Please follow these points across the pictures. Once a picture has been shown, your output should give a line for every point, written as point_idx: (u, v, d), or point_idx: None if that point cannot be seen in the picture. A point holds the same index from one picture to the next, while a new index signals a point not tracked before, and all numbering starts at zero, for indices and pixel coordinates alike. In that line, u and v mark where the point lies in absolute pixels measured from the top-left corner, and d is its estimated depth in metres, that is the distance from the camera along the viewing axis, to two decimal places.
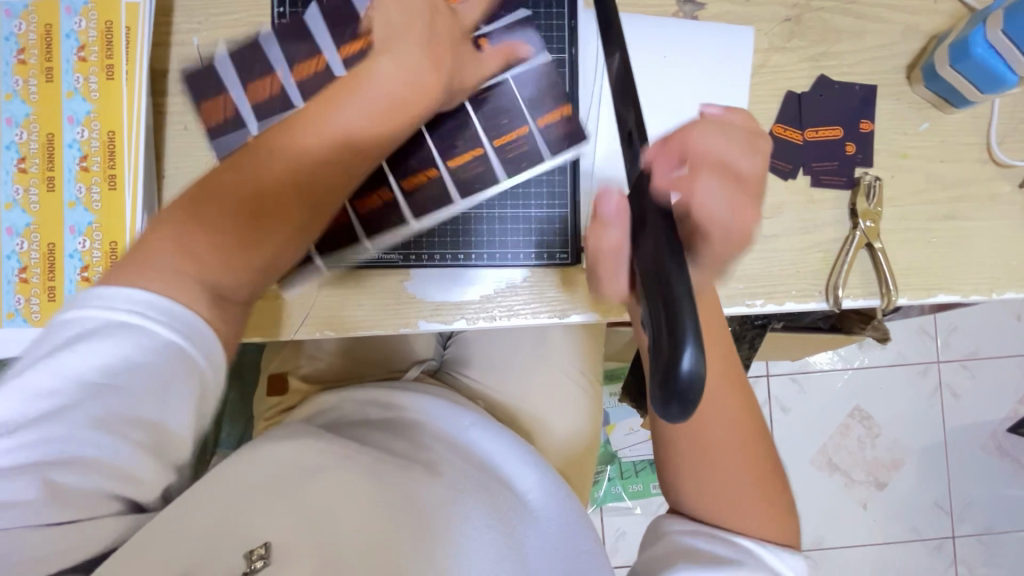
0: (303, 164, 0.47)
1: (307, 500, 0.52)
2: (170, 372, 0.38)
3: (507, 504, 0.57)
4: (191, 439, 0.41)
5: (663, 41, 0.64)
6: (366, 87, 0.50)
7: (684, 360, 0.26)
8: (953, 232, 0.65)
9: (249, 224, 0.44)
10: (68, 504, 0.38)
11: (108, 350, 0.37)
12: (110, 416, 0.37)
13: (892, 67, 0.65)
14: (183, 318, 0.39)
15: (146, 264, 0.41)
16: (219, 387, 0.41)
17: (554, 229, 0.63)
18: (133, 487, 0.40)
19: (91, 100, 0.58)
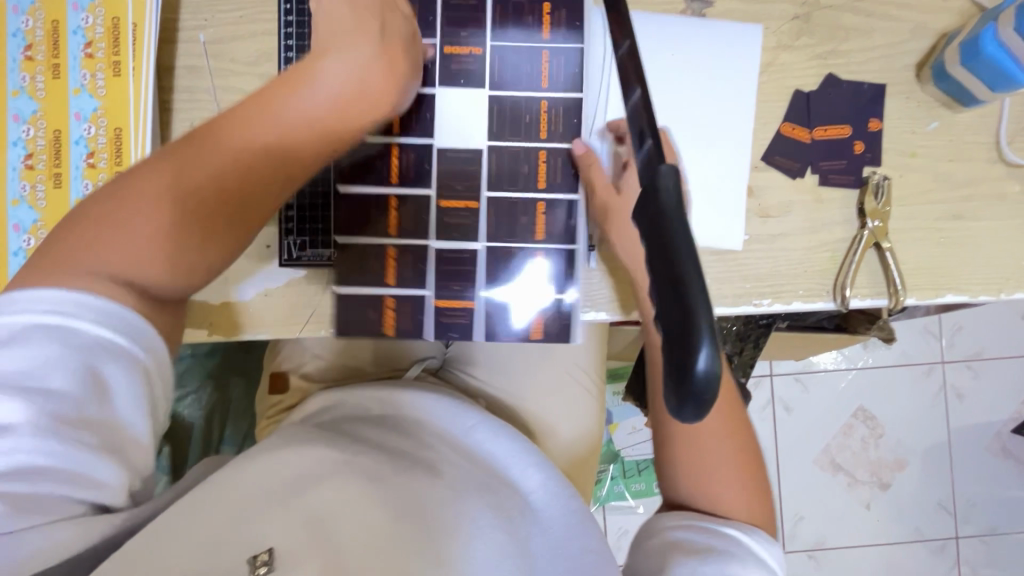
0: (237, 166, 0.49)
1: (306, 503, 0.50)
2: (107, 363, 0.40)
3: (511, 504, 0.57)
4: (142, 433, 0.43)
5: (671, 39, 0.64)
6: (314, 88, 0.52)
7: (698, 361, 0.26)
8: (961, 232, 0.64)
9: (183, 216, 0.46)
10: (36, 510, 0.39)
11: (41, 350, 0.39)
12: (61, 417, 0.39)
13: (901, 66, 0.65)
14: (117, 314, 0.42)
15: (79, 255, 0.43)
16: (158, 370, 0.44)
17: (562, 229, 0.62)
18: (97, 490, 0.41)
19: (98, 97, 0.58)
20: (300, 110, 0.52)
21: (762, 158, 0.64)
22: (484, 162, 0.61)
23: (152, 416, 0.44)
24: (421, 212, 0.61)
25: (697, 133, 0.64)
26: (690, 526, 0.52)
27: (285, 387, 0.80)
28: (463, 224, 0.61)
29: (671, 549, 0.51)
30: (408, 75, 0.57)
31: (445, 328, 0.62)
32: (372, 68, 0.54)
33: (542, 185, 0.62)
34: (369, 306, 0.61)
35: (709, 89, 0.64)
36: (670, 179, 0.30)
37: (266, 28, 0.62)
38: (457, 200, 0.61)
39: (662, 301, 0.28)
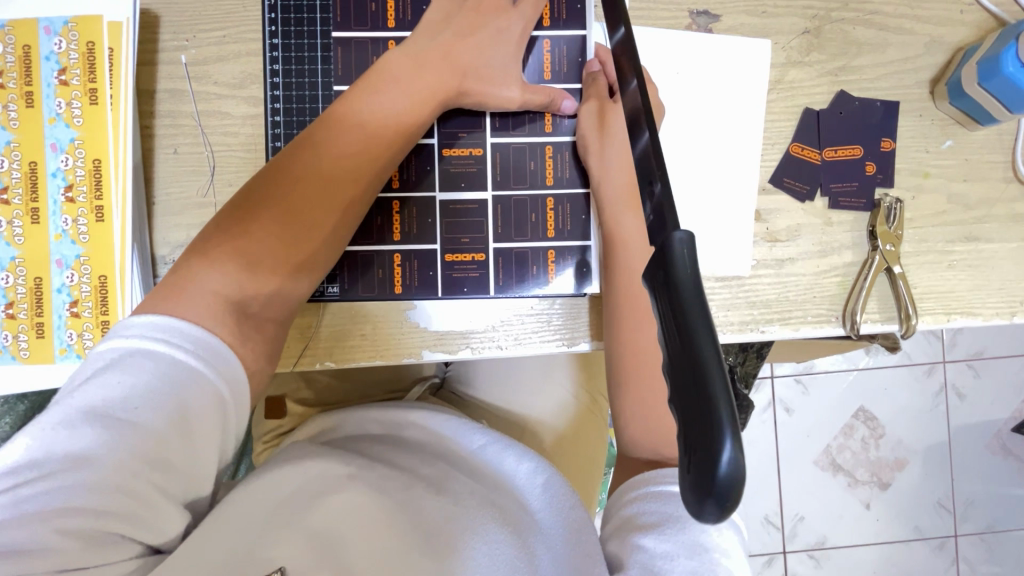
0: (322, 174, 0.50)
1: (315, 522, 0.49)
2: (190, 399, 0.41)
3: (520, 521, 0.53)
4: (211, 468, 0.44)
5: (676, 55, 0.61)
6: (388, 90, 0.52)
7: (722, 458, 0.24)
8: (974, 254, 0.62)
9: (276, 228, 0.48)
10: (86, 551, 0.38)
11: (138, 379, 0.40)
12: (143, 451, 0.39)
13: (914, 81, 0.62)
14: (208, 345, 0.43)
15: (185, 282, 0.45)
16: (239, 406, 0.45)
17: (569, 245, 0.59)
18: (149, 529, 0.41)
19: (75, 126, 0.55)
20: (373, 106, 0.52)
21: (770, 180, 0.62)
22: (490, 165, 0.58)
23: (222, 449, 0.44)
24: (426, 162, 0.57)
25: (704, 151, 0.61)
26: (642, 496, 0.49)
27: (283, 412, 0.77)
28: (469, 171, 0.58)
29: (628, 529, 0.47)
30: (477, 62, 0.55)
31: (456, 284, 0.58)
32: (433, 55, 0.54)
33: (549, 181, 0.58)
34: (377, 265, 0.58)
35: (717, 107, 0.61)
36: (685, 246, 0.28)
37: (251, 49, 0.59)
38: (462, 146, 0.57)
39: (680, 386, 0.26)
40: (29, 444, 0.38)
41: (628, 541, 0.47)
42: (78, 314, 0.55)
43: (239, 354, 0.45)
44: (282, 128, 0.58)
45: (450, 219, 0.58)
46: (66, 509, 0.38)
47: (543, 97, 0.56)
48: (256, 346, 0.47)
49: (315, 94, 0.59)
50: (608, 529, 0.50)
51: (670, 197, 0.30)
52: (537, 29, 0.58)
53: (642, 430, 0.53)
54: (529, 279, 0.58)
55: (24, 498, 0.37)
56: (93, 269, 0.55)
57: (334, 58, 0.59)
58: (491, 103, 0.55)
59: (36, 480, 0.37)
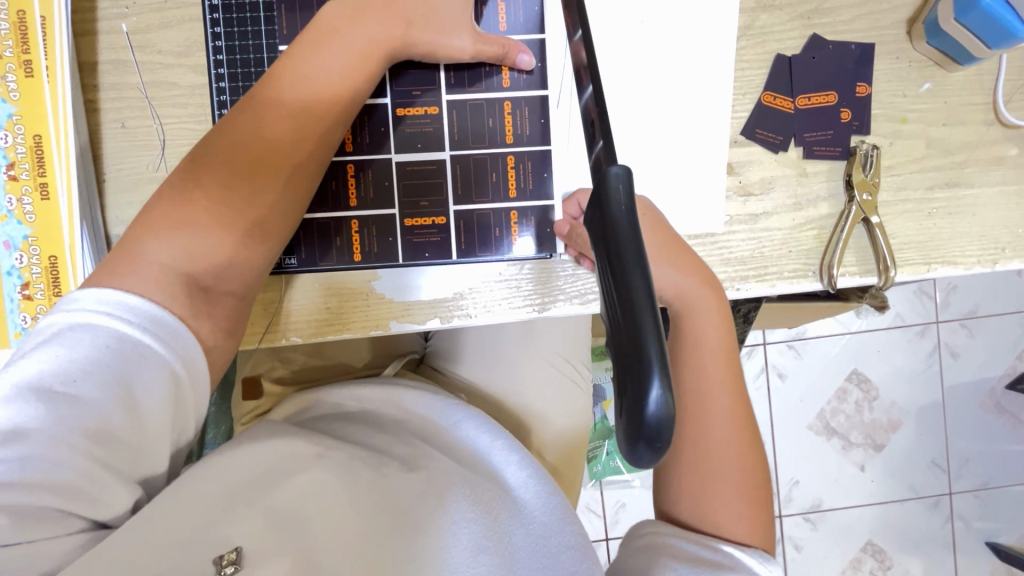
0: (270, 140, 0.48)
1: (282, 501, 0.48)
2: (137, 377, 0.40)
3: (492, 496, 0.52)
4: (163, 444, 0.44)
5: (640, 3, 0.58)
6: (332, 46, 0.50)
7: (650, 399, 0.24)
8: (954, 201, 0.60)
9: (221, 194, 0.46)
10: (22, 526, 0.38)
11: (80, 355, 0.39)
12: (83, 425, 0.39)
13: (890, 23, 0.59)
14: (156, 318, 0.42)
15: (129, 255, 0.44)
16: (196, 383, 0.44)
17: (532, 205, 0.57)
18: (93, 504, 0.41)
19: (12, 101, 0.53)
20: (317, 61, 0.49)
21: (742, 133, 0.60)
22: (447, 124, 0.55)
23: (175, 424, 0.44)
24: (379, 124, 0.55)
25: (672, 103, 0.59)
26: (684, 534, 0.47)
27: (259, 392, 0.73)
28: (425, 132, 0.55)
29: (659, 550, 0.47)
30: (422, 10, 0.52)
31: (416, 250, 0.57)
32: (375, 2, 0.51)
33: (508, 140, 0.56)
34: (334, 232, 0.56)
35: (687, 56, 0.59)
36: (621, 182, 0.27)
37: (194, 14, 0.56)
38: (417, 106, 0.55)
39: (616, 334, 0.26)
40: None
41: (658, 565, 0.45)
42: (31, 298, 0.54)
43: (194, 328, 0.44)
44: (228, 95, 0.56)
45: (409, 184, 0.56)
46: (6, 484, 0.38)
47: (497, 48, 0.53)
48: (214, 317, 0.46)
49: (260, 57, 0.56)
50: (636, 545, 0.49)
51: (608, 151, 0.30)
52: None
53: (676, 482, 0.50)
54: (493, 241, 0.57)
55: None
56: (42, 249, 0.53)
57: (278, 19, 0.56)
58: (440, 53, 0.53)
59: None
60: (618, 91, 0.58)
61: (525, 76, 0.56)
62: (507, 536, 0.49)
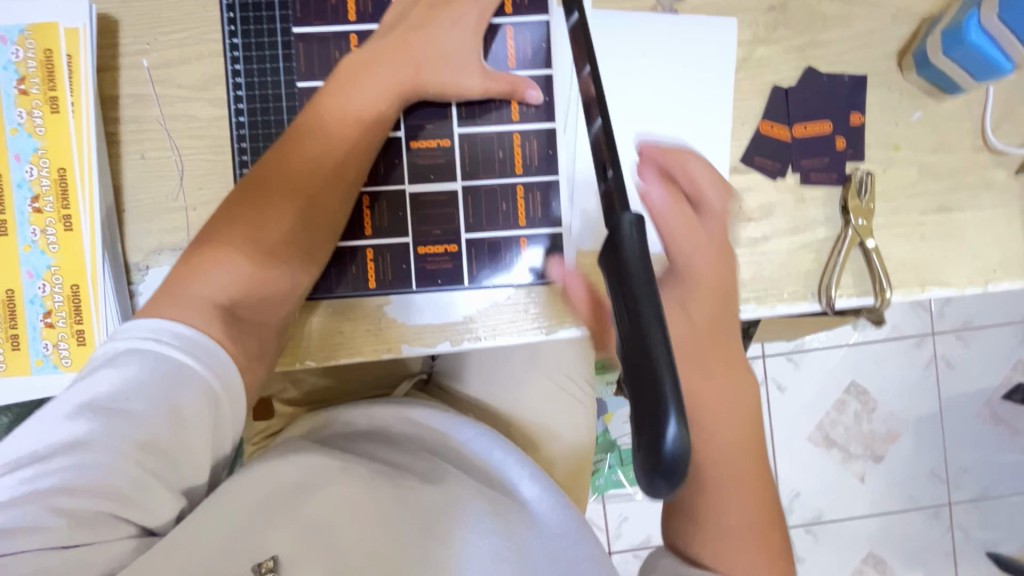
0: (295, 184, 0.52)
1: (311, 511, 0.50)
2: (180, 395, 0.44)
3: (508, 508, 0.55)
4: (205, 456, 0.47)
5: (642, 38, 0.61)
6: (350, 95, 0.53)
7: (669, 436, 0.26)
8: (946, 224, 0.63)
9: (251, 236, 0.51)
10: (77, 530, 0.41)
11: (131, 375, 0.43)
12: (134, 435, 0.43)
13: (881, 55, 0.62)
14: (194, 341, 0.45)
15: (173, 291, 0.48)
16: (233, 399, 0.47)
17: (541, 233, 0.58)
18: (141, 510, 0.44)
19: (38, 136, 0.55)
20: (334, 108, 0.53)
21: (741, 160, 0.62)
22: (458, 155, 0.57)
23: (216, 438, 0.47)
24: (393, 156, 0.57)
25: (674, 133, 0.61)
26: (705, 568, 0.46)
27: (271, 413, 0.74)
28: (437, 163, 0.57)
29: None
30: (435, 53, 0.55)
31: (429, 277, 0.58)
32: (388, 49, 0.54)
33: (518, 169, 0.58)
34: (349, 261, 0.57)
35: (687, 88, 0.61)
36: (635, 227, 0.29)
37: (212, 49, 0.58)
38: (429, 138, 0.57)
39: (633, 374, 0.27)
40: (35, 433, 0.43)
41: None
42: (52, 325, 0.55)
43: (232, 355, 0.47)
44: (247, 129, 0.58)
45: (422, 212, 0.58)
46: (64, 491, 0.41)
47: (505, 84, 0.56)
48: (249, 347, 0.49)
49: (279, 93, 0.58)
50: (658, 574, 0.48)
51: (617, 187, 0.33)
52: (499, 16, 0.58)
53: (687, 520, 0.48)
54: (503, 267, 0.58)
55: (28, 479, 0.41)
56: (64, 278, 0.55)
57: (296, 56, 0.58)
58: (452, 91, 0.55)
59: (41, 462, 0.42)
60: (621, 122, 0.61)
61: (535, 108, 0.58)
62: (521, 545, 0.51)
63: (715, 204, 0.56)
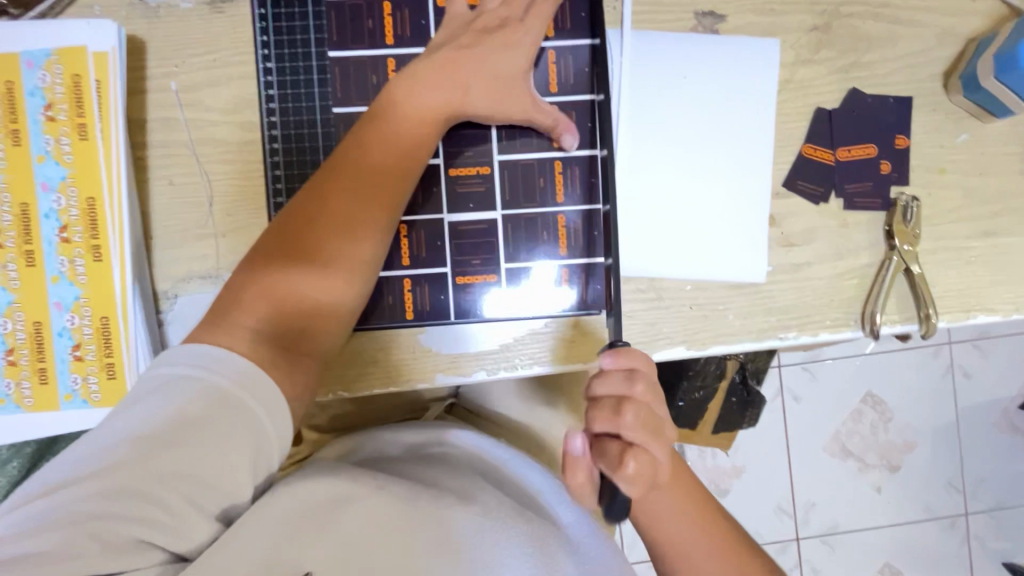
0: (333, 211, 0.50)
1: (344, 529, 0.47)
2: (222, 418, 0.43)
3: (548, 532, 0.53)
4: (241, 481, 0.44)
5: (682, 60, 0.59)
6: (391, 120, 0.52)
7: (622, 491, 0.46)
8: (992, 249, 0.61)
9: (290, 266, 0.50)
10: (106, 555, 0.39)
11: (178, 402, 0.43)
12: (173, 458, 0.42)
13: (927, 76, 0.60)
14: (239, 368, 0.45)
15: (218, 321, 0.48)
16: (275, 425, 0.46)
17: (584, 264, 0.57)
18: (176, 538, 0.41)
19: (65, 164, 0.53)
20: (374, 133, 0.51)
21: (783, 184, 0.60)
22: (497, 184, 0.56)
23: (254, 462, 0.45)
24: (431, 184, 0.56)
25: (715, 157, 0.60)
26: None
27: (297, 440, 0.72)
28: (477, 191, 0.56)
29: None
30: (482, 77, 0.53)
31: (467, 307, 0.57)
32: (432, 69, 0.52)
33: (559, 198, 0.57)
34: (386, 291, 0.56)
35: (728, 110, 0.60)
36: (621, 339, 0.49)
37: (242, 72, 0.56)
38: (468, 166, 0.56)
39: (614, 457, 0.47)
40: (76, 456, 0.42)
41: None
42: (81, 358, 0.54)
43: (278, 382, 0.47)
44: (281, 155, 0.56)
45: (461, 241, 0.56)
46: (98, 513, 0.39)
47: (547, 119, 0.54)
48: (294, 377, 0.49)
49: (313, 118, 0.56)
50: None
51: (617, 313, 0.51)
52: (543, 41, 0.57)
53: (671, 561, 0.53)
54: (543, 296, 0.57)
55: (61, 503, 0.39)
56: (93, 310, 0.54)
57: (331, 80, 0.56)
58: (499, 115, 0.54)
59: (76, 484, 0.40)
60: (661, 145, 0.59)
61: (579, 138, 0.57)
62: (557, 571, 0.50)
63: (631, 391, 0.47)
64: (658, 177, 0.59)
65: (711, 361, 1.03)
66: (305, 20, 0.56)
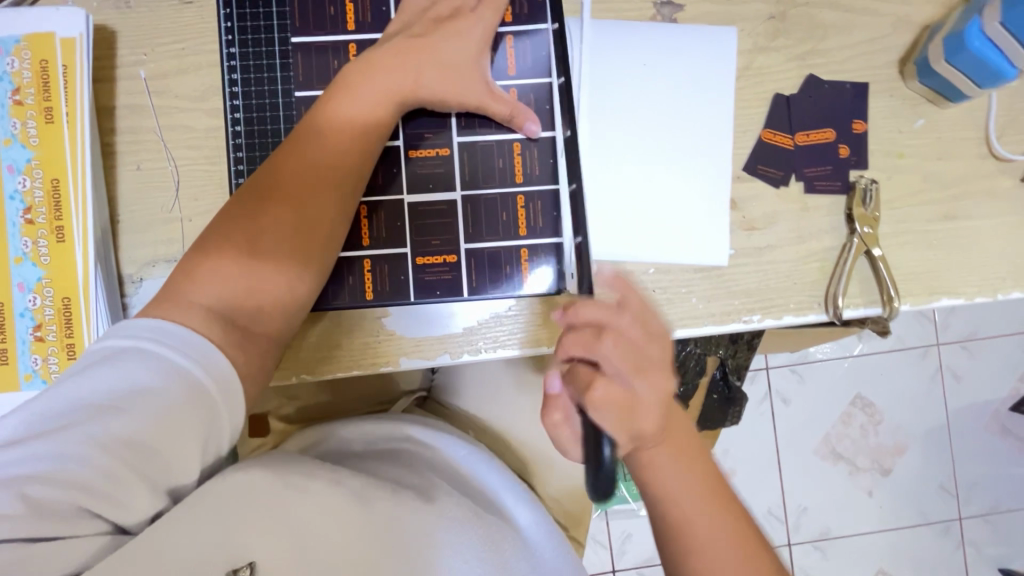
0: (291, 194, 0.51)
1: (293, 519, 0.47)
2: (174, 398, 0.43)
3: (502, 534, 0.54)
4: (190, 461, 0.45)
5: (642, 47, 0.60)
6: (349, 104, 0.53)
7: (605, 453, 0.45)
8: (953, 233, 0.62)
9: (246, 246, 0.50)
10: (48, 519, 0.40)
11: (130, 378, 0.43)
12: (123, 434, 0.42)
13: (883, 63, 0.62)
14: (197, 348, 0.45)
15: (175, 299, 0.48)
16: (232, 408, 0.46)
17: (544, 244, 0.58)
18: (118, 506, 0.43)
19: (31, 147, 0.54)
20: (332, 117, 0.53)
21: (744, 168, 0.61)
22: (457, 165, 0.57)
23: (206, 445, 0.46)
24: (392, 165, 0.57)
25: (676, 142, 0.60)
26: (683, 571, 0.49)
27: (265, 430, 0.72)
28: (437, 173, 0.57)
29: None
30: (436, 62, 0.54)
31: (428, 288, 0.57)
32: (388, 55, 0.54)
33: (518, 179, 0.58)
34: (347, 271, 0.56)
35: (687, 95, 0.61)
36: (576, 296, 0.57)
37: (210, 60, 0.57)
38: (428, 147, 0.57)
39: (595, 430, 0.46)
40: (26, 418, 0.42)
41: None
42: (42, 338, 0.54)
43: (232, 358, 0.47)
44: (243, 138, 0.57)
45: (423, 221, 0.57)
46: (41, 479, 0.40)
47: (505, 107, 0.56)
48: (250, 355, 0.49)
49: (275, 102, 0.57)
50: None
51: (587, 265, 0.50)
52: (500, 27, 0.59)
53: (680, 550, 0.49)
54: (504, 275, 0.57)
55: (5, 464, 0.40)
56: (55, 291, 0.54)
57: (294, 66, 0.57)
58: (453, 100, 0.55)
59: (24, 448, 0.41)
60: (623, 129, 0.60)
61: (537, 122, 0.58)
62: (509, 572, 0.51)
63: (601, 324, 0.47)
64: (620, 161, 0.60)
65: (692, 357, 1.02)
66: (269, 6, 0.57)
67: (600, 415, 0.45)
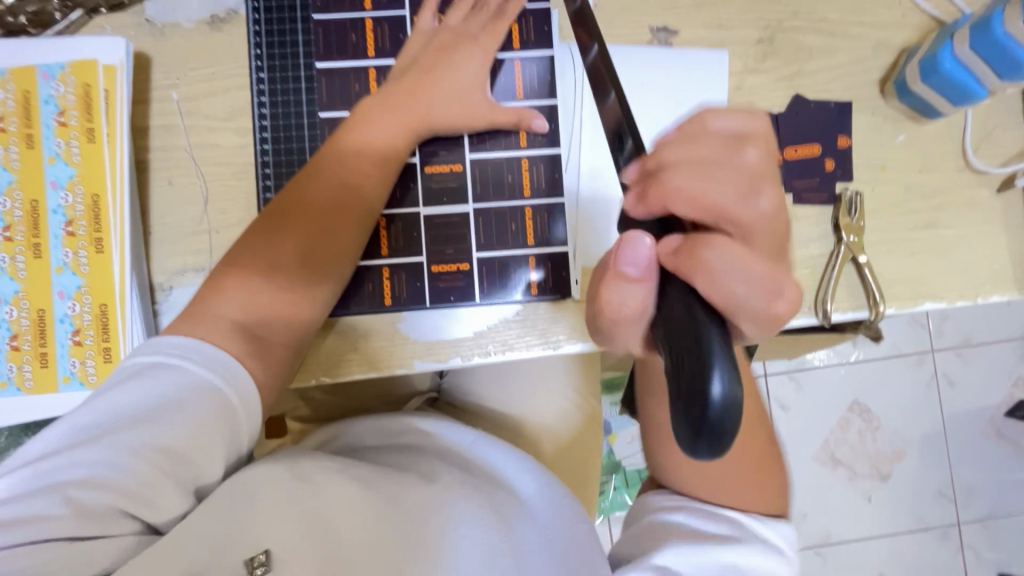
0: (313, 217, 0.56)
1: (313, 504, 0.51)
2: (196, 404, 0.47)
3: (504, 505, 0.54)
4: (213, 462, 0.48)
5: (640, 70, 0.65)
6: (365, 134, 0.57)
7: (715, 389, 0.31)
8: (934, 240, 0.66)
9: (270, 265, 0.54)
10: (85, 521, 0.43)
11: (157, 387, 0.46)
12: (151, 438, 0.45)
13: (865, 83, 0.66)
14: (216, 358, 0.49)
15: (203, 315, 0.51)
16: (250, 412, 0.50)
17: (550, 252, 0.61)
18: (148, 508, 0.45)
19: (73, 164, 0.58)
20: (349, 146, 0.57)
21: None
22: (468, 180, 0.61)
23: (227, 446, 0.49)
24: (409, 180, 0.61)
25: None
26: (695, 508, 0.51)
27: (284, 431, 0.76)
28: (449, 187, 0.61)
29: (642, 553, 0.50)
30: (442, 87, 0.58)
31: (442, 293, 0.61)
32: (400, 87, 0.58)
33: (526, 193, 0.61)
34: (366, 279, 0.60)
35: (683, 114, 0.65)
36: None
37: (239, 83, 0.62)
38: (442, 163, 0.61)
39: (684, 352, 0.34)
40: (61, 431, 0.45)
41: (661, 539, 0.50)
42: (80, 342, 0.58)
43: (251, 372, 0.50)
44: (270, 155, 0.61)
45: (437, 232, 0.61)
46: (79, 483, 0.43)
47: (511, 116, 0.60)
48: (270, 364, 0.52)
49: (298, 122, 0.62)
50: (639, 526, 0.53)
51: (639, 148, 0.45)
52: (507, 51, 0.62)
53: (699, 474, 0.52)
54: (513, 281, 0.61)
55: (50, 470, 0.43)
56: (93, 298, 0.58)
57: (318, 88, 0.62)
58: (460, 123, 0.59)
59: (62, 457, 0.44)
60: None
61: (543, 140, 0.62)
62: (516, 543, 0.51)
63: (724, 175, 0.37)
64: None
65: None
66: (293, 34, 0.61)
67: (728, 276, 0.36)
